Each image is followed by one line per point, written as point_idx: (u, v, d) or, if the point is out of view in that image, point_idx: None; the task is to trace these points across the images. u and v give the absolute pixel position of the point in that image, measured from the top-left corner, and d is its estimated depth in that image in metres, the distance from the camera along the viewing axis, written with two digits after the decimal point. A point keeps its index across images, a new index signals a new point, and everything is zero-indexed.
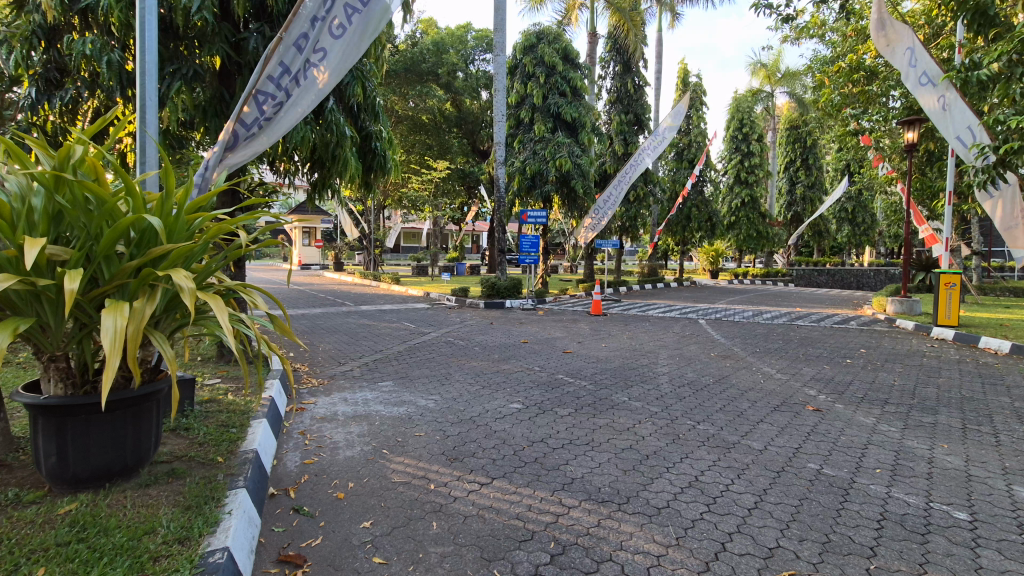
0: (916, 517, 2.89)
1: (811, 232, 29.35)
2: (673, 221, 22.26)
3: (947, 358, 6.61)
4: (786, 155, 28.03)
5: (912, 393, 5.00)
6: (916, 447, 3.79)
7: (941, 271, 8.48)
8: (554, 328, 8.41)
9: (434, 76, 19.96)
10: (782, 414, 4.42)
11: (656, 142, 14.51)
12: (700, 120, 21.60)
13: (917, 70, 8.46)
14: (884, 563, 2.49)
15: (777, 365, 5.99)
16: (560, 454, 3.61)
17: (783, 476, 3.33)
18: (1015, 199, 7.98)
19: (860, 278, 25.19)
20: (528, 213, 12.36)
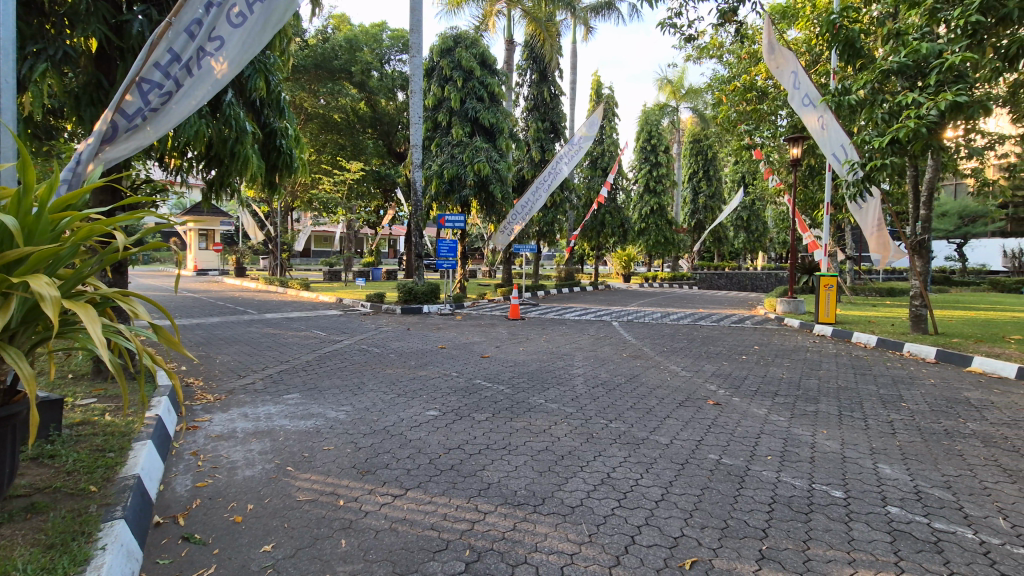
0: (801, 497, 3.17)
1: (712, 238, 31.64)
2: (588, 227, 23.04)
3: (826, 352, 7.36)
4: (690, 166, 30.03)
5: (798, 385, 5.50)
6: (801, 434, 4.16)
7: (821, 274, 9.43)
8: (472, 333, 8.38)
9: (347, 74, 19.30)
10: (686, 409, 4.69)
11: (572, 150, 15.01)
12: (613, 131, 22.59)
13: (800, 92, 9.44)
14: (773, 543, 2.69)
15: (682, 363, 6.35)
16: (476, 459, 3.58)
17: (687, 468, 3.52)
18: (879, 210, 9.08)
19: (754, 280, 27.53)
20: (446, 217, 12.21)
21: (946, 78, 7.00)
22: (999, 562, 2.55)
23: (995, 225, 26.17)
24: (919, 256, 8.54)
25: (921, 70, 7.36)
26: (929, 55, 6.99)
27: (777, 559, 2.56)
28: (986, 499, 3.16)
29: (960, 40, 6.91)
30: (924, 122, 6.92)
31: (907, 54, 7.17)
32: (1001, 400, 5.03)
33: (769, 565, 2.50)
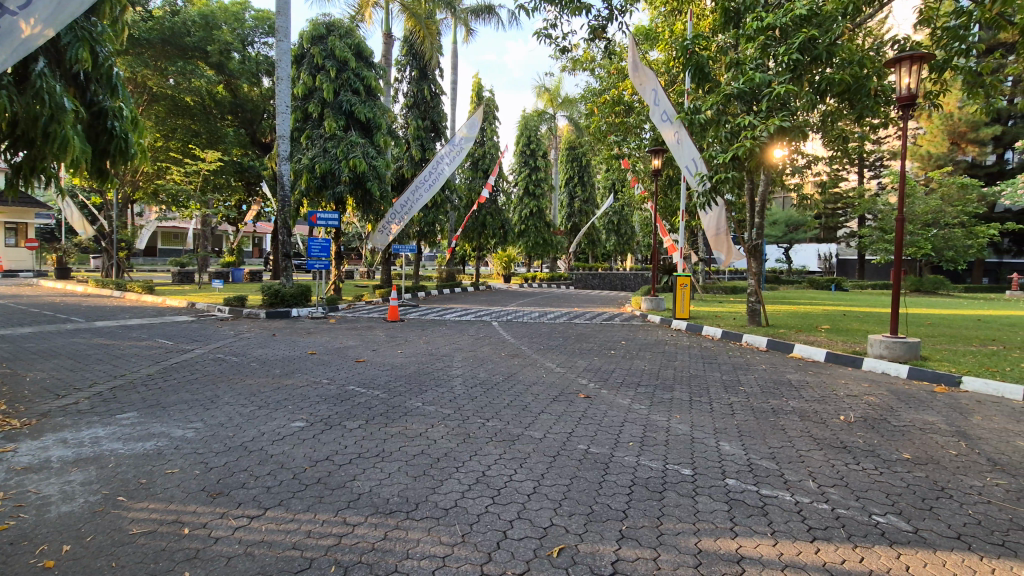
0: (656, 478, 3.47)
1: (587, 241, 33.65)
2: (469, 227, 23.18)
3: (681, 344, 8.17)
4: (566, 172, 31.68)
5: (657, 375, 6.02)
6: (659, 419, 4.56)
7: (678, 274, 10.44)
8: (346, 336, 8.00)
9: (203, 54, 17.45)
10: (559, 403, 4.91)
11: (453, 151, 14.91)
12: (493, 134, 23.04)
13: (659, 108, 10.38)
14: (633, 522, 2.91)
15: (557, 360, 6.63)
16: (347, 469, 3.41)
17: (558, 459, 3.68)
18: (723, 217, 10.26)
19: (624, 280, 29.60)
20: (318, 214, 11.53)
21: (774, 105, 8.07)
22: (809, 518, 3.01)
23: (811, 233, 31.11)
24: (755, 258, 9.82)
25: (756, 96, 8.38)
26: (761, 84, 8.00)
27: (635, 537, 2.77)
28: (801, 464, 3.72)
29: (784, 72, 8.00)
30: (757, 142, 7.97)
31: (745, 81, 8.15)
32: (813, 379, 5.96)
33: (627, 544, 2.70)
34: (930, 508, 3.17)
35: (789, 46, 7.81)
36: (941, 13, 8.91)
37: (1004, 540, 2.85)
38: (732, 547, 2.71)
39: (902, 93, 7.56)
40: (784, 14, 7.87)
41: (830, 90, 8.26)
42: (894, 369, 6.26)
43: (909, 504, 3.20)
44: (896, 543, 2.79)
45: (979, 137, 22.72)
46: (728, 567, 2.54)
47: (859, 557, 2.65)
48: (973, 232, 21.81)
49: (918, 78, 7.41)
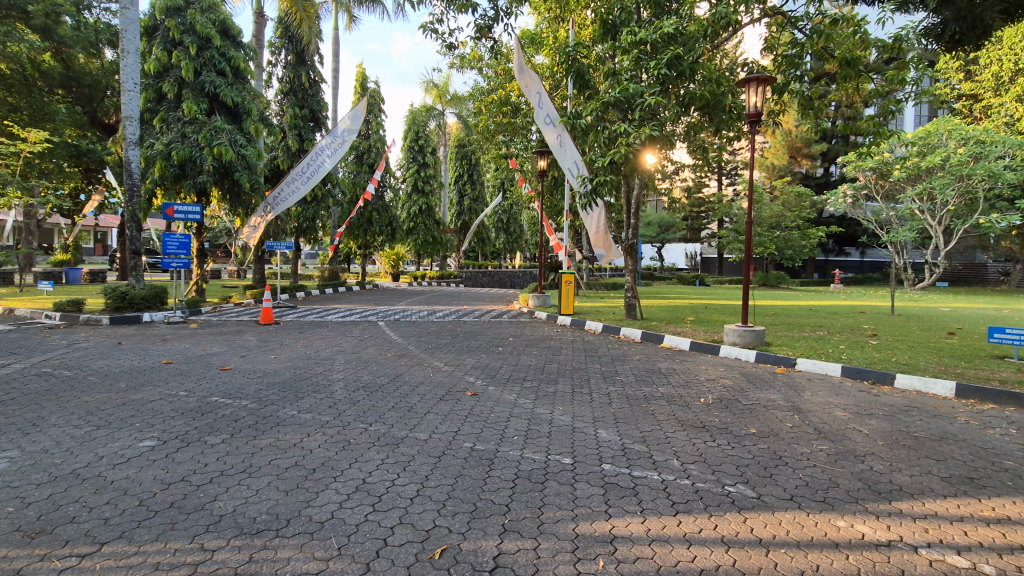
0: (538, 469, 3.57)
1: (477, 239, 33.88)
2: (354, 224, 22.21)
3: (565, 339, 8.53)
4: (456, 169, 31.69)
5: (542, 370, 6.22)
6: (542, 412, 4.71)
7: (562, 272, 10.90)
8: (210, 342, 7.25)
9: (22, 14, 14.75)
10: (446, 402, 4.87)
11: (335, 143, 14.27)
12: (379, 127, 22.29)
13: (543, 110, 10.76)
14: (515, 515, 2.97)
15: (444, 359, 6.58)
16: (207, 489, 3.09)
17: (443, 459, 3.64)
18: (603, 217, 10.89)
19: (513, 279, 30.18)
20: (176, 207, 10.32)
21: (646, 115, 8.70)
22: (672, 494, 3.29)
23: (679, 234, 34.16)
24: (631, 256, 10.57)
25: (630, 106, 8.97)
26: (634, 94, 8.56)
27: (517, 529, 2.82)
28: (667, 445, 4.05)
29: (655, 85, 8.66)
30: (631, 148, 8.54)
31: (620, 91, 8.67)
32: (679, 367, 6.55)
33: (509, 537, 2.74)
34: (771, 474, 3.62)
35: (659, 61, 8.47)
36: (781, 42, 10.22)
37: (825, 496, 3.34)
38: (606, 528, 2.87)
39: (750, 110, 8.56)
40: (654, 31, 8.52)
41: (692, 103, 9.12)
42: (744, 354, 7.09)
43: (754, 473, 3.63)
44: (743, 508, 3.15)
45: (811, 152, 26.55)
46: (602, 547, 2.68)
47: (713, 525, 2.95)
48: (807, 234, 25.42)
49: (762, 98, 8.43)
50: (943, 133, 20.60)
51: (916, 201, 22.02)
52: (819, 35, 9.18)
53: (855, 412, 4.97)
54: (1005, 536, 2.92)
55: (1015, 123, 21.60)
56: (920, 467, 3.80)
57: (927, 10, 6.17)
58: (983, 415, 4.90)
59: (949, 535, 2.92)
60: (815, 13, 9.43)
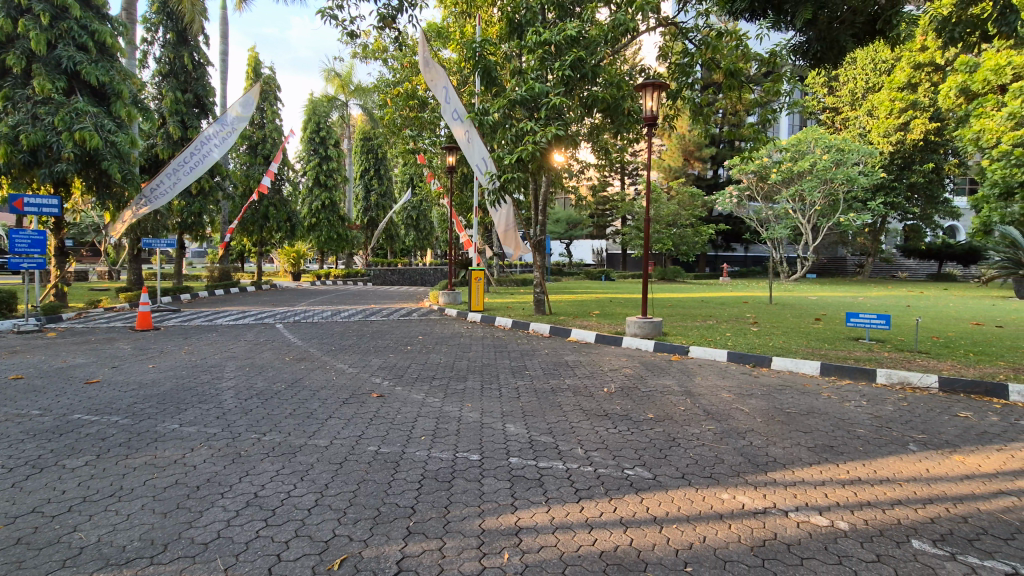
0: (446, 468, 3.54)
1: (385, 236, 32.98)
2: (247, 219, 20.70)
3: (475, 335, 8.54)
4: (361, 163, 30.64)
5: (451, 367, 6.18)
6: (451, 410, 4.67)
7: (472, 268, 10.89)
8: (72, 353, 6.38)
9: None
10: (349, 406, 4.68)
11: (223, 131, 13.28)
12: (275, 116, 20.93)
13: (450, 105, 10.67)
14: (420, 517, 2.91)
15: (349, 360, 6.32)
16: (64, 520, 2.72)
17: (345, 466, 3.50)
18: (512, 214, 11.02)
19: (424, 276, 29.60)
20: (26, 200, 9.02)
21: (551, 114, 8.91)
22: (576, 481, 3.40)
23: (585, 231, 35.47)
24: (539, 252, 10.79)
25: (536, 105, 9.12)
26: (539, 94, 8.71)
27: (422, 530, 2.77)
28: (572, 434, 4.19)
29: (559, 85, 8.86)
30: (538, 147, 8.69)
31: (526, 89, 8.78)
32: (585, 359, 6.79)
33: (414, 539, 2.68)
34: (665, 456, 3.86)
35: (562, 62, 8.68)
36: (673, 51, 10.89)
37: (712, 472, 3.62)
38: (512, 521, 2.90)
39: (647, 114, 9.04)
40: (557, 33, 8.72)
41: (595, 105, 9.52)
42: (644, 344, 7.52)
43: (651, 455, 3.86)
44: (640, 489, 3.33)
45: (702, 155, 28.70)
46: (506, 540, 2.71)
47: (613, 508, 3.09)
48: (699, 231, 27.46)
49: (657, 102, 8.95)
50: (811, 141, 23.12)
51: (790, 202, 24.56)
52: (707, 46, 9.96)
53: (738, 392, 5.46)
54: (856, 495, 3.34)
55: (866, 135, 24.82)
56: (791, 439, 4.24)
57: (795, 28, 6.85)
58: (841, 389, 5.59)
59: (813, 498, 3.29)
60: (703, 26, 10.13)
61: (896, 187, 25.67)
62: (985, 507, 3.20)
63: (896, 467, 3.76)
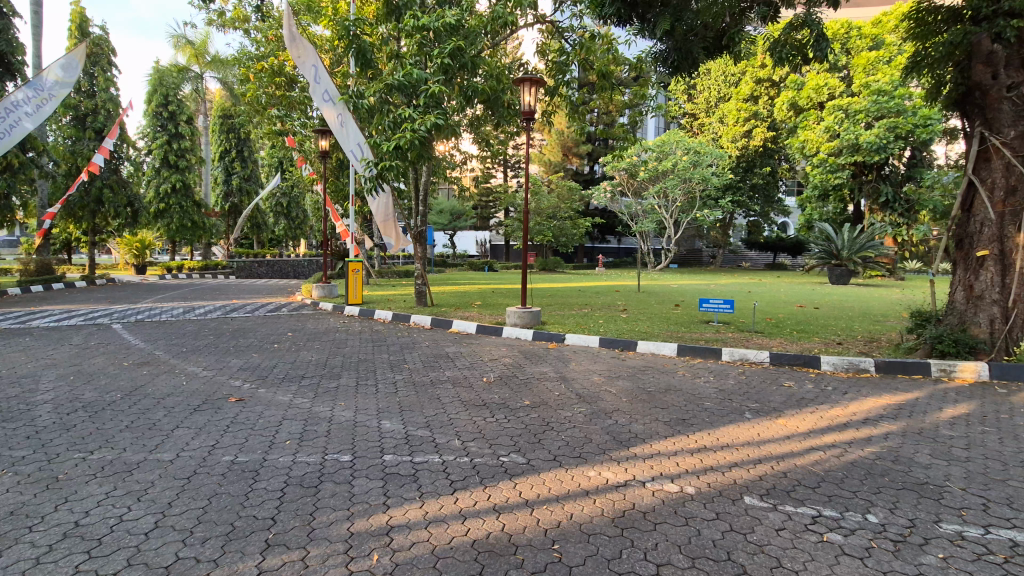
0: (312, 473, 3.33)
1: (251, 224, 30.36)
2: (74, 203, 17.75)
3: (352, 330, 8.18)
4: (221, 143, 27.77)
5: (324, 365, 5.85)
6: (321, 410, 4.42)
7: (349, 260, 10.45)
8: None
9: None
10: (201, 413, 4.22)
11: (37, 97, 11.18)
12: (110, 84, 18.22)
13: (320, 86, 10.06)
14: (281, 527, 2.71)
15: (204, 362, 5.71)
16: None
17: (194, 480, 3.14)
18: (390, 204, 10.73)
19: (296, 267, 26.83)
20: None
21: (430, 102, 8.75)
22: (451, 473, 3.40)
23: (469, 222, 35.61)
24: (419, 243, 10.59)
25: (415, 91, 8.87)
26: (418, 80, 8.49)
27: (284, 542, 2.58)
28: (449, 426, 4.17)
29: (439, 73, 8.67)
30: (417, 135, 8.44)
31: (404, 75, 8.48)
32: (465, 350, 6.83)
33: (272, 553, 2.49)
34: (538, 440, 4.00)
35: (441, 50, 8.49)
36: (551, 49, 11.26)
37: (581, 452, 3.82)
38: (383, 521, 2.82)
39: (525, 108, 9.23)
40: (436, 19, 8.52)
41: (475, 96, 9.54)
42: (523, 334, 7.73)
43: (525, 441, 3.98)
44: (514, 475, 3.41)
45: (579, 151, 30.16)
46: (377, 541, 2.62)
47: (486, 495, 3.13)
48: (576, 223, 28.85)
49: (535, 97, 9.15)
50: (673, 143, 25.30)
51: (656, 198, 26.76)
52: (582, 47, 10.48)
53: (607, 375, 5.84)
54: (702, 461, 3.75)
55: (718, 139, 27.82)
56: (650, 415, 4.63)
57: (656, 37, 7.41)
58: (693, 367, 6.24)
59: (667, 468, 3.62)
60: (577, 27, 10.53)
61: (742, 187, 29.04)
62: (799, 462, 3.75)
63: (734, 433, 4.27)
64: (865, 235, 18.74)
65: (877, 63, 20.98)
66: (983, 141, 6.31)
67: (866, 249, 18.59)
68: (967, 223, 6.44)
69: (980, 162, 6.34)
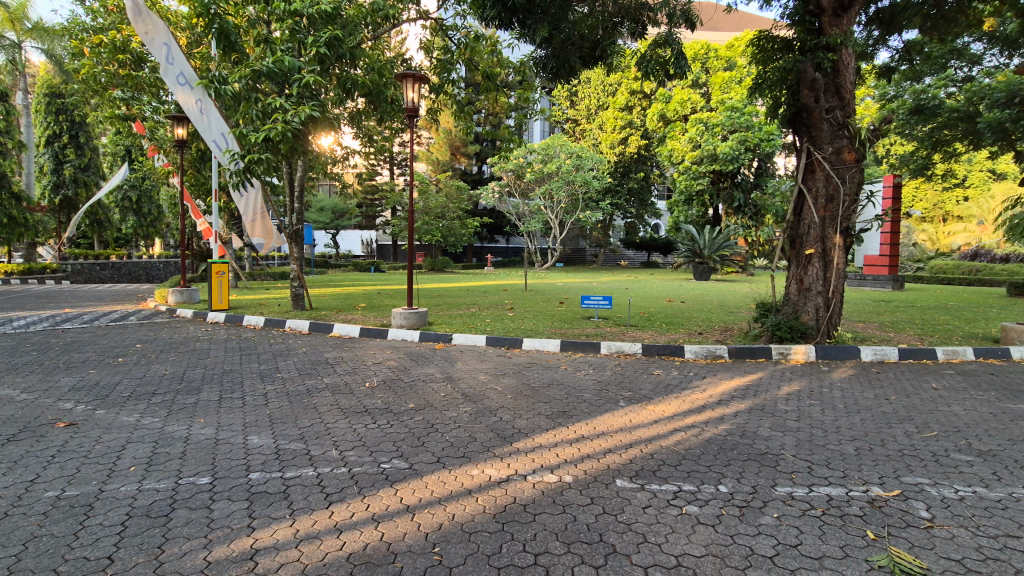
0: (162, 500, 2.96)
1: (90, 221, 26.42)
2: None
3: (217, 338, 7.44)
4: (48, 126, 23.87)
5: (181, 378, 5.25)
6: (176, 429, 3.96)
7: (212, 261, 9.48)
8: None
9: None
10: (18, 443, 3.58)
11: None
12: None
13: (174, 67, 9.10)
14: (121, 565, 2.38)
15: (23, 384, 4.85)
16: None
17: (3, 524, 2.64)
18: (259, 200, 9.96)
19: (149, 269, 23.75)
20: None
21: (304, 92, 8.23)
22: (326, 486, 3.21)
23: (353, 221, 34.21)
24: (295, 243, 9.91)
25: (286, 79, 8.27)
26: (290, 69, 7.95)
27: None
28: (326, 437, 3.95)
29: (313, 63, 8.19)
30: (289, 127, 7.89)
31: (273, 61, 7.91)
32: (347, 354, 6.53)
33: None
34: (422, 443, 3.93)
35: (316, 39, 8.03)
36: (436, 47, 11.11)
37: (466, 451, 3.83)
38: (246, 545, 2.59)
39: (409, 105, 9.02)
40: (310, 5, 8.03)
41: (355, 89, 9.35)
42: (409, 335, 7.58)
43: (407, 445, 3.88)
44: (395, 481, 3.32)
45: (467, 151, 30.17)
46: (239, 568, 2.40)
47: (365, 506, 3.01)
48: (465, 223, 28.89)
49: (418, 94, 8.97)
50: (557, 147, 26.33)
51: (542, 199, 27.73)
52: (466, 47, 10.44)
53: (493, 373, 5.92)
54: (580, 450, 3.94)
55: (598, 145, 29.52)
56: (533, 410, 4.77)
57: (536, 43, 7.68)
58: (574, 362, 6.54)
59: (547, 459, 3.76)
60: (461, 26, 10.46)
61: (620, 190, 31.09)
62: (665, 444, 4.09)
63: (609, 421, 4.55)
64: (722, 236, 21.03)
65: (730, 82, 23.67)
66: (809, 155, 7.35)
67: (722, 249, 20.89)
68: (798, 226, 7.44)
69: (807, 173, 7.37)
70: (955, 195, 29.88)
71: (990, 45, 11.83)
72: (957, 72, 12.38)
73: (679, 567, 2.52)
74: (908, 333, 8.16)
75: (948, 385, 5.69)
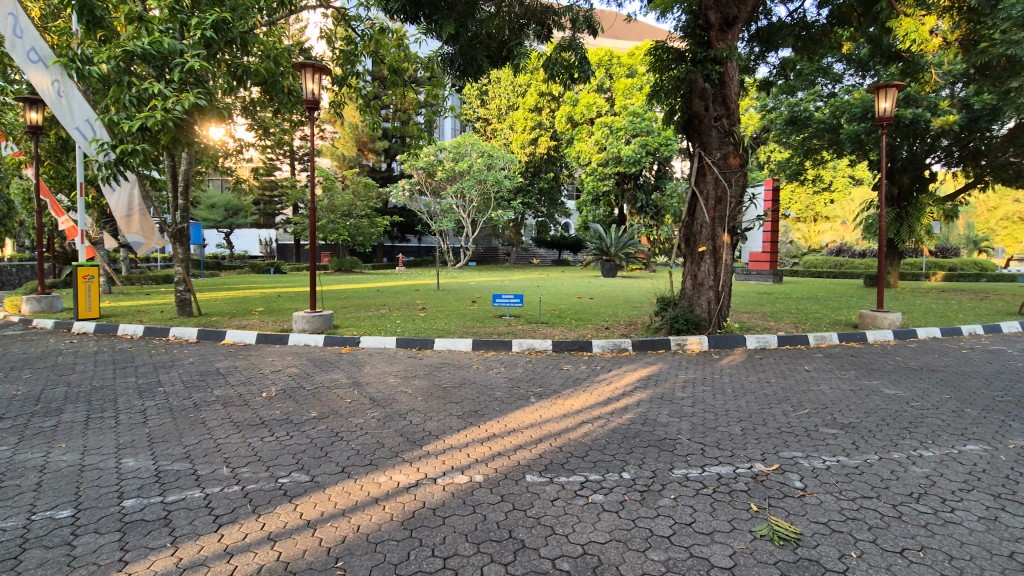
0: (10, 542, 2.56)
1: None
2: None
3: (84, 352, 6.59)
4: None
5: (36, 400, 4.58)
6: (29, 459, 3.44)
7: (78, 264, 8.43)
8: None
9: None
10: None
11: None
12: None
13: (23, 42, 7.98)
14: None
15: None
16: None
17: None
18: (135, 194, 8.97)
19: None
20: None
21: (187, 78, 7.51)
22: (215, 508, 2.95)
23: (250, 219, 31.84)
24: (179, 243, 9.04)
25: (166, 63, 7.50)
26: (170, 52, 7.20)
27: None
28: (215, 454, 3.63)
29: (197, 47, 7.48)
30: (170, 115, 7.13)
31: (150, 42, 7.10)
32: (241, 363, 6.06)
33: None
34: (325, 454, 3.74)
35: (200, 21, 7.36)
36: (338, 38, 10.61)
37: (372, 459, 3.69)
38: None
39: (307, 96, 8.50)
40: None
41: (248, 77, 8.63)
42: (313, 339, 7.19)
43: (309, 457, 3.67)
44: (294, 496, 3.12)
45: (375, 147, 29.27)
46: None
47: (260, 525, 2.80)
48: (374, 222, 27.96)
49: (318, 86, 8.50)
50: (468, 145, 26.29)
51: (453, 198, 27.61)
52: (370, 39, 10.06)
53: (402, 375, 5.78)
54: (490, 448, 3.94)
55: (509, 145, 29.86)
56: (445, 411, 4.73)
57: (442, 39, 7.58)
58: (486, 360, 6.56)
59: (457, 460, 3.73)
60: (365, 17, 10.08)
61: (531, 190, 31.66)
62: (572, 436, 4.21)
63: (520, 418, 4.61)
64: (626, 234, 22.13)
65: (631, 88, 24.91)
66: (700, 159, 7.91)
67: (627, 246, 21.99)
68: (691, 225, 7.99)
69: (698, 176, 7.93)
70: (823, 198, 33.74)
71: (848, 66, 13.42)
72: (823, 89, 13.93)
73: (585, 555, 2.60)
74: (786, 321, 9.09)
75: (817, 367, 6.41)
